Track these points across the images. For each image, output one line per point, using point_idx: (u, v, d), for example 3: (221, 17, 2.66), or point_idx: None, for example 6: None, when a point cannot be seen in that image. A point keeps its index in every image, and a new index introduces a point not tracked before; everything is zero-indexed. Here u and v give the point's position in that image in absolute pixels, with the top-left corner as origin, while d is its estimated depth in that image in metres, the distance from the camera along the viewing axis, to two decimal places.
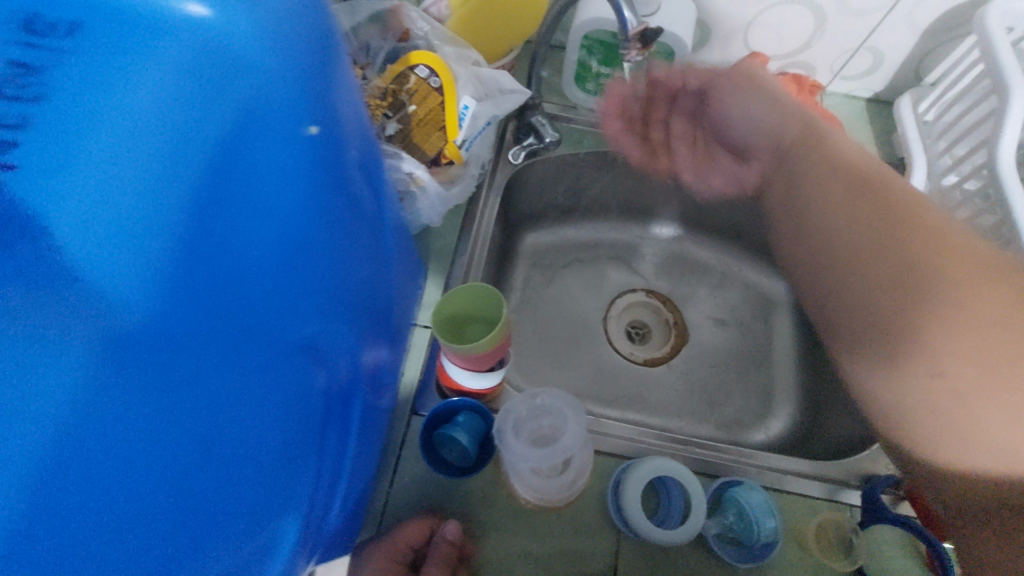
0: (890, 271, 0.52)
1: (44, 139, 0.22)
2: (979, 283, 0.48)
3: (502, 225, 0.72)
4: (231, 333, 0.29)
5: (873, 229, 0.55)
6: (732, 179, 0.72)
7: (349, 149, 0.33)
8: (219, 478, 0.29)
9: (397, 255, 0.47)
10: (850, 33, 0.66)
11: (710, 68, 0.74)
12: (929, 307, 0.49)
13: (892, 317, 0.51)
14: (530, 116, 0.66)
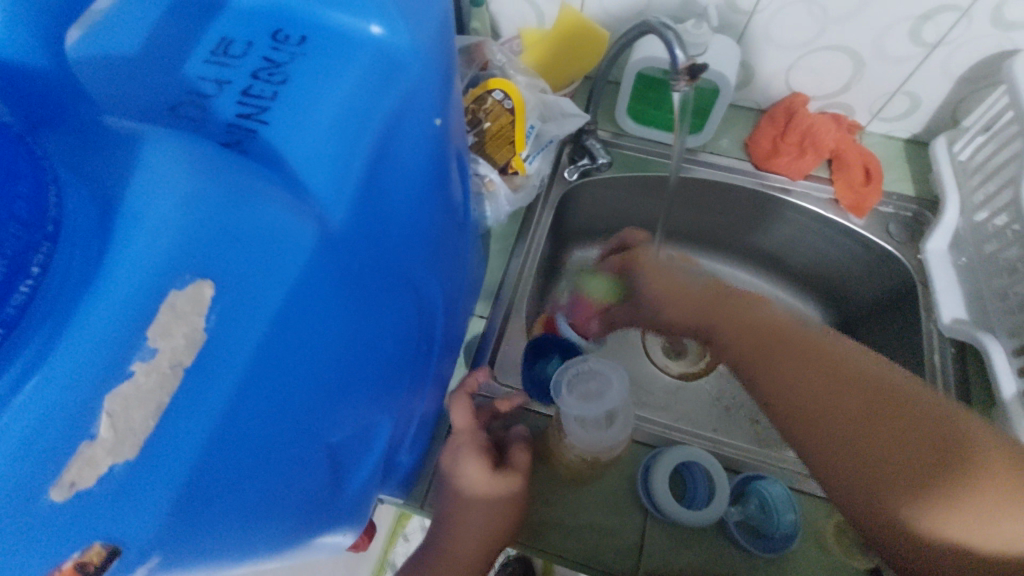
0: (790, 355, 0.45)
1: (279, 110, 0.28)
2: (837, 382, 0.42)
3: (554, 236, 0.80)
4: (373, 280, 0.34)
5: (779, 338, 0.47)
6: (770, 207, 0.78)
7: (453, 143, 0.40)
8: (351, 402, 0.33)
9: (467, 257, 0.53)
10: (888, 78, 0.72)
11: (753, 105, 0.81)
12: (785, 386, 0.44)
13: (792, 402, 0.43)
14: (586, 140, 0.76)
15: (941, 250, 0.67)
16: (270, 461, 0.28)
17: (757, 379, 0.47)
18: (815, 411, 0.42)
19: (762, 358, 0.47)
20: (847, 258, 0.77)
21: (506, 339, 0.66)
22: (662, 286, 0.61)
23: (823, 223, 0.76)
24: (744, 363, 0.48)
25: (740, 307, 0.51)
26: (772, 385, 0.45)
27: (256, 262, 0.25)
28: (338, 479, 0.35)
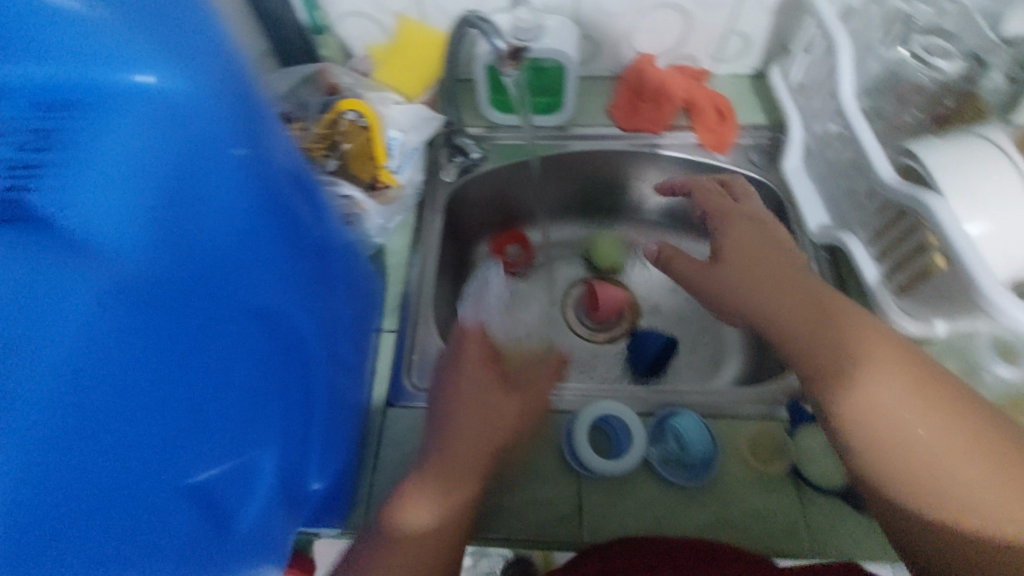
0: (808, 311, 0.46)
1: (57, 175, 0.28)
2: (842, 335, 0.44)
3: (454, 239, 0.83)
4: (203, 309, 0.35)
5: (797, 292, 0.48)
6: (646, 162, 0.83)
7: (273, 165, 0.41)
8: (206, 420, 0.35)
9: (344, 288, 0.54)
10: (714, 23, 0.78)
11: (608, 73, 0.86)
12: (788, 325, 0.46)
13: (791, 336, 0.46)
14: (456, 138, 0.78)
15: (796, 166, 0.74)
16: (128, 503, 0.29)
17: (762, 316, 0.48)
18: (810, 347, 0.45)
19: (785, 305, 0.47)
20: (724, 195, 0.83)
21: (419, 345, 0.68)
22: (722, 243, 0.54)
23: (694, 167, 0.82)
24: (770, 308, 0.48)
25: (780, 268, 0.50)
26: (783, 318, 0.47)
27: (36, 326, 0.25)
28: (217, 502, 0.36)
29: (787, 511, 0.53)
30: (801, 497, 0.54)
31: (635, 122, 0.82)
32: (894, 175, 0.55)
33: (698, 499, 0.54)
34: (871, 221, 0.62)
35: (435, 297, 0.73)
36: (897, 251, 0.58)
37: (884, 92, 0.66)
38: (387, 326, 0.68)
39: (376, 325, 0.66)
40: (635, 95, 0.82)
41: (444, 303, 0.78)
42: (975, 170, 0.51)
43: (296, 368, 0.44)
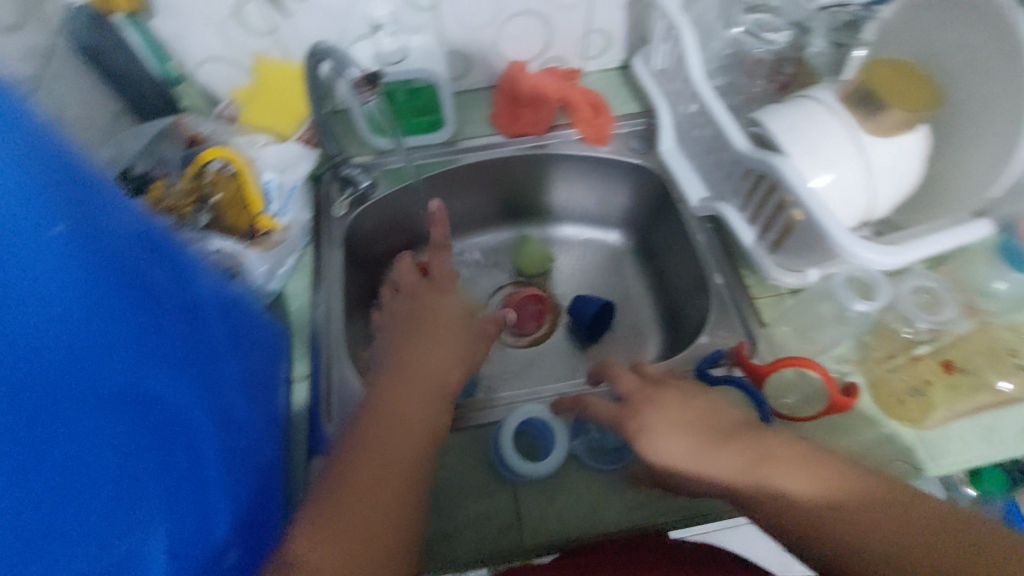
0: (715, 439, 0.45)
1: None
2: (761, 467, 0.43)
3: (361, 270, 0.82)
4: (33, 418, 0.27)
5: (706, 425, 0.46)
6: (537, 164, 0.86)
7: (94, 211, 0.34)
8: (57, 544, 0.28)
9: (229, 340, 0.53)
10: (574, 23, 0.81)
11: (485, 84, 0.88)
12: (705, 471, 0.44)
13: (707, 477, 0.44)
14: (341, 171, 0.77)
15: (672, 146, 0.78)
16: None
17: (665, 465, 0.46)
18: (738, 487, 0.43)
19: (692, 438, 0.46)
20: (614, 185, 0.88)
21: (336, 386, 0.66)
22: (651, 421, 0.48)
23: (582, 162, 0.85)
24: (682, 447, 0.45)
25: (686, 405, 0.48)
26: (698, 469, 0.44)
27: None
28: None
29: None
30: None
31: (519, 128, 0.84)
32: (748, 144, 0.60)
33: (628, 481, 0.57)
34: (740, 189, 0.66)
35: (346, 335, 0.71)
36: (765, 213, 0.63)
37: (732, 69, 0.71)
38: (298, 375, 0.66)
39: (286, 375, 0.64)
40: (514, 102, 0.85)
41: (360, 339, 0.76)
42: (813, 133, 0.54)
43: (180, 438, 0.39)
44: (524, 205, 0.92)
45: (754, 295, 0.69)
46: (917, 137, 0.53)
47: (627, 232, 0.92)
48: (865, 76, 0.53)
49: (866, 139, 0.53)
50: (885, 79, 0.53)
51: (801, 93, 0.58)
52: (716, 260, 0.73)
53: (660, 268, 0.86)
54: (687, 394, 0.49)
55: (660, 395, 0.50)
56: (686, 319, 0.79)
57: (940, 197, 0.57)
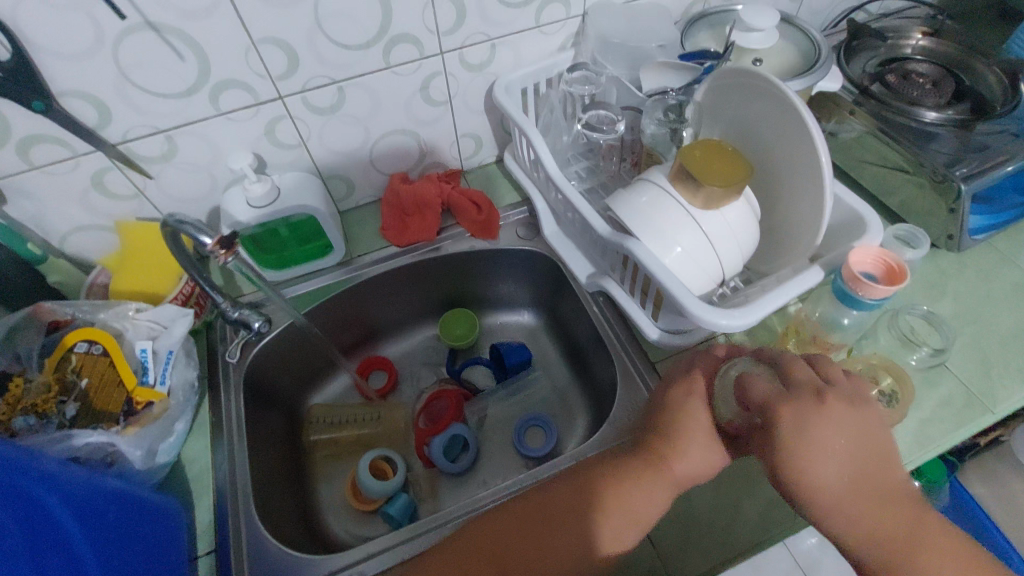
0: (880, 476, 0.47)
1: None
2: (891, 512, 0.46)
3: (271, 406, 0.80)
4: None
5: (861, 448, 0.47)
6: (434, 265, 0.88)
7: None
8: None
9: (94, 541, 0.49)
10: (441, 133, 0.86)
11: (371, 198, 0.91)
12: (834, 490, 0.46)
13: (833, 497, 0.46)
14: (232, 316, 0.71)
15: (553, 230, 0.82)
16: None
17: (809, 480, 0.46)
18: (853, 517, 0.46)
19: (834, 453, 0.46)
20: (510, 271, 0.91)
21: (248, 552, 0.61)
22: (807, 431, 0.47)
23: (475, 256, 0.88)
24: (827, 463, 0.46)
25: (846, 413, 0.47)
26: (837, 490, 0.46)
27: None
28: None
29: (644, 555, 0.58)
30: (651, 539, 0.59)
31: (407, 237, 0.86)
32: (607, 230, 0.64)
33: None
34: (617, 266, 0.70)
35: (256, 489, 0.67)
36: (640, 286, 0.67)
37: None
38: (203, 550, 0.61)
39: (186, 555, 0.59)
40: (399, 212, 0.86)
41: (277, 487, 0.72)
42: (653, 217, 0.60)
43: None
44: (430, 300, 0.93)
45: (654, 359, 0.72)
46: (740, 203, 0.60)
47: (537, 312, 0.95)
48: (686, 158, 0.59)
49: (699, 214, 0.60)
50: (701, 160, 0.59)
51: (639, 178, 0.64)
52: (614, 330, 0.76)
53: (571, 342, 0.88)
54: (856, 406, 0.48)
55: (818, 415, 0.47)
56: (602, 391, 0.80)
57: (781, 245, 0.63)
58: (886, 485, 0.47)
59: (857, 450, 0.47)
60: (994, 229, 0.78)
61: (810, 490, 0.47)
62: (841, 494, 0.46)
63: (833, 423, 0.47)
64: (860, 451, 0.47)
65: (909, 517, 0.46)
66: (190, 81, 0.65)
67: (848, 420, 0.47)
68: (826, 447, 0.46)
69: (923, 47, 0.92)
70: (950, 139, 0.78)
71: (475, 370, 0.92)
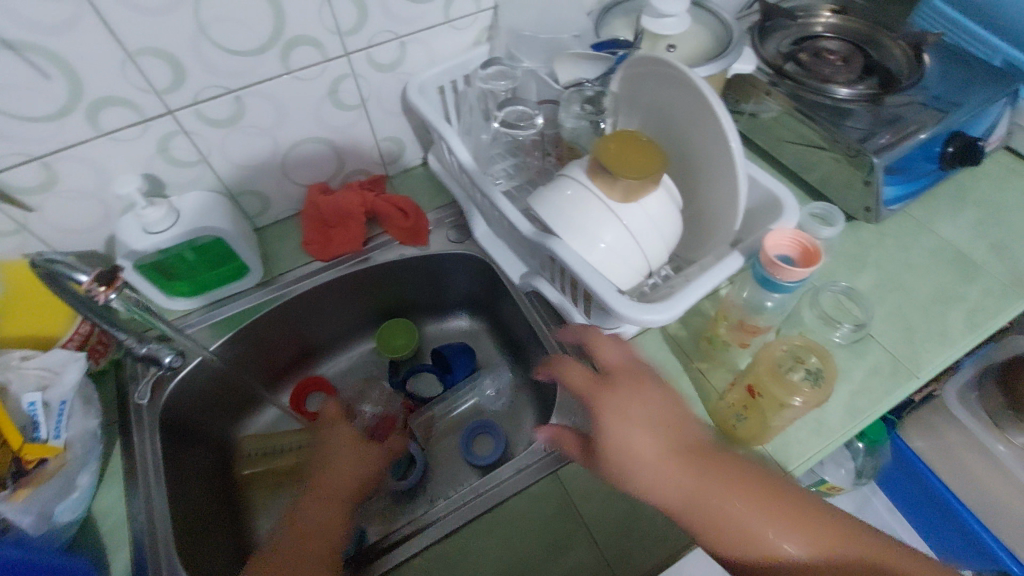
0: (675, 444, 0.49)
1: None
2: (685, 466, 0.48)
3: (196, 443, 0.74)
4: None
5: (653, 413, 0.51)
6: (364, 277, 0.84)
7: None
8: None
9: None
10: (358, 139, 0.82)
11: (291, 211, 0.86)
12: (656, 468, 0.49)
13: (642, 464, 0.49)
14: (139, 352, 0.67)
15: (484, 231, 0.79)
16: None
17: (614, 445, 0.50)
18: (672, 492, 0.47)
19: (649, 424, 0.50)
20: (445, 275, 0.88)
21: None
22: (607, 406, 0.52)
23: (407, 264, 0.85)
24: (623, 429, 0.50)
25: (632, 390, 0.53)
26: (634, 448, 0.49)
27: None
28: None
29: (591, 559, 0.57)
30: (597, 544, 0.58)
31: (332, 250, 0.81)
32: (530, 230, 0.63)
33: None
34: (545, 265, 0.68)
35: (181, 536, 0.62)
36: (569, 284, 0.65)
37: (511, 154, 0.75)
38: None
39: None
40: (321, 225, 0.82)
41: (207, 530, 0.68)
42: (571, 214, 0.59)
43: None
44: (365, 312, 0.90)
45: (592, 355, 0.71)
46: (659, 193, 0.60)
47: (478, 315, 0.93)
48: (601, 152, 0.58)
49: (618, 207, 0.58)
50: (615, 153, 0.57)
51: (558, 173, 0.63)
52: (551, 329, 0.74)
53: (513, 343, 0.87)
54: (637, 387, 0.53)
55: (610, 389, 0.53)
56: (547, 391, 0.79)
57: (704, 232, 0.63)
58: (680, 445, 0.49)
59: (642, 419, 0.51)
60: (910, 197, 0.81)
61: (607, 450, 0.50)
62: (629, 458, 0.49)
63: (622, 400, 0.52)
64: (649, 419, 0.51)
65: (708, 473, 0.48)
66: (61, 101, 0.59)
67: (634, 394, 0.52)
68: (617, 412, 0.51)
69: (833, 25, 0.94)
70: (862, 113, 0.79)
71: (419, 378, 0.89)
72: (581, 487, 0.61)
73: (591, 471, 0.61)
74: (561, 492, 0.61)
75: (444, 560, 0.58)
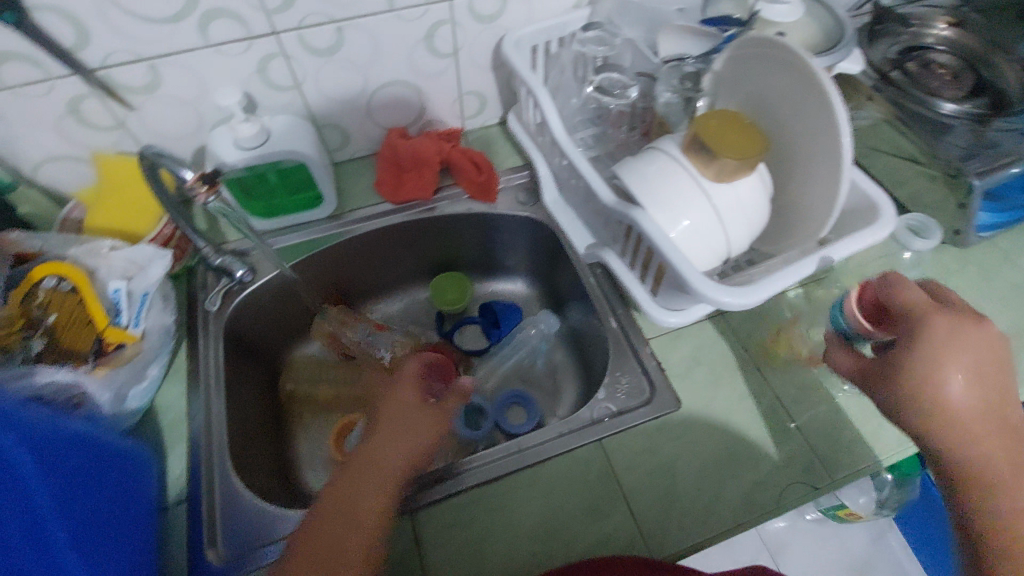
0: (998, 417, 0.46)
1: None
2: (1014, 444, 0.46)
3: (251, 357, 0.77)
4: None
5: (991, 375, 0.46)
6: (428, 226, 0.85)
7: None
8: None
9: (56, 485, 0.48)
10: (444, 87, 0.82)
11: (366, 152, 0.87)
12: (969, 428, 0.46)
13: (980, 437, 0.46)
14: (213, 263, 0.69)
15: (555, 197, 0.79)
16: None
17: (944, 399, 0.45)
18: (987, 443, 0.46)
19: (972, 369, 0.45)
20: (506, 237, 0.88)
21: (222, 504, 0.59)
22: (951, 347, 0.45)
23: (472, 220, 0.85)
24: (956, 385, 0.45)
25: (974, 336, 0.46)
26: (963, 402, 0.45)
27: None
28: None
29: (624, 530, 0.57)
30: (634, 513, 0.58)
31: (403, 195, 0.82)
32: (612, 198, 0.62)
33: (543, 550, 0.56)
34: (618, 237, 0.68)
35: (233, 440, 0.65)
36: (642, 259, 0.65)
37: None
38: (175, 499, 0.59)
39: (155, 502, 0.57)
40: (396, 168, 0.83)
41: (253, 439, 0.70)
42: (660, 186, 0.58)
43: None
44: (422, 261, 0.91)
45: (649, 336, 0.70)
46: (753, 178, 0.58)
47: (531, 282, 0.93)
48: (699, 127, 0.57)
49: (710, 187, 0.57)
50: (717, 131, 0.56)
51: (651, 146, 0.62)
52: (609, 303, 0.74)
53: (563, 315, 0.86)
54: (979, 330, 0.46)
55: (963, 335, 0.45)
56: (593, 365, 0.79)
57: (790, 226, 0.61)
58: (1006, 429, 0.46)
59: (966, 373, 0.45)
60: (995, 228, 0.77)
61: (932, 403, 0.46)
62: (944, 402, 0.46)
63: (960, 348, 0.45)
64: (970, 372, 0.45)
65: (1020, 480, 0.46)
66: (178, 5, 0.60)
67: (971, 339, 0.45)
68: (954, 356, 0.45)
69: (946, 37, 0.89)
70: (966, 133, 0.75)
71: (466, 332, 0.90)
72: (623, 458, 0.61)
73: (635, 445, 0.62)
74: (601, 460, 0.61)
75: (475, 505, 0.59)
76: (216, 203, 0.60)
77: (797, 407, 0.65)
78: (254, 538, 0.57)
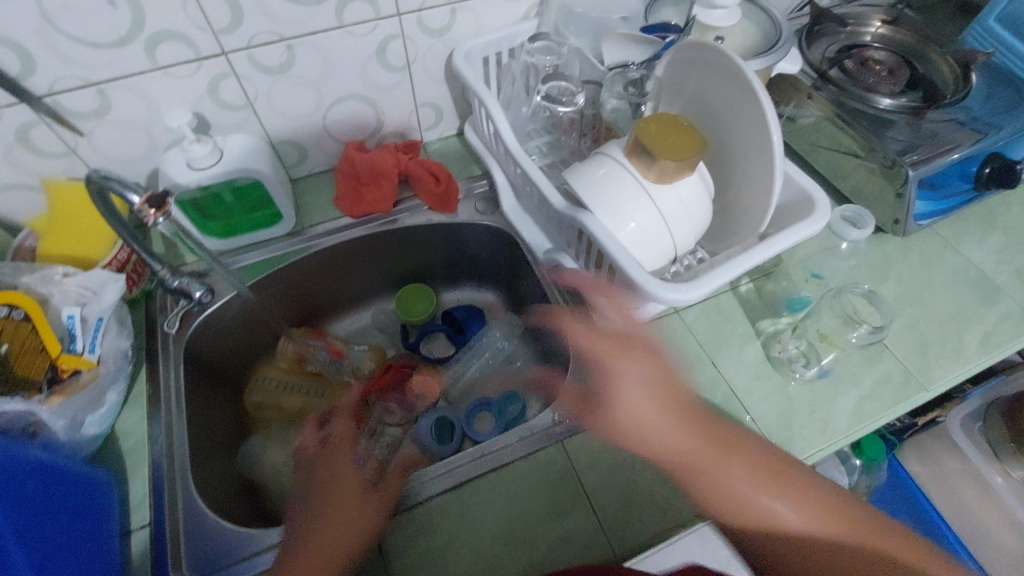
0: (678, 417, 0.59)
1: None
2: (693, 425, 0.59)
3: (214, 378, 0.77)
4: None
5: (663, 388, 0.60)
6: (389, 239, 0.86)
7: None
8: None
9: (15, 512, 0.48)
10: (400, 100, 0.84)
11: (326, 167, 0.88)
12: (661, 425, 0.59)
13: (644, 423, 0.59)
14: (171, 285, 0.69)
15: (512, 205, 0.80)
16: None
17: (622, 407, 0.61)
18: (683, 438, 0.58)
19: (647, 383, 0.60)
20: (468, 245, 0.89)
21: (186, 527, 0.59)
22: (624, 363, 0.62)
23: (432, 231, 0.86)
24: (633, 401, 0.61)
25: (646, 358, 0.62)
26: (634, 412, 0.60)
27: None
28: None
29: (586, 526, 0.59)
30: (595, 510, 0.59)
31: (362, 208, 0.83)
32: (562, 203, 0.64)
33: (508, 553, 0.57)
34: (572, 240, 0.69)
35: (195, 461, 0.65)
36: (594, 261, 0.66)
37: None
38: (137, 524, 0.58)
39: (117, 528, 0.57)
40: (355, 181, 0.83)
41: (218, 460, 0.70)
42: (605, 189, 0.60)
43: None
44: (386, 273, 0.91)
45: (609, 335, 0.71)
46: (693, 179, 0.60)
47: (496, 289, 0.94)
48: (640, 131, 0.58)
49: (653, 189, 0.59)
50: (656, 134, 0.58)
51: (597, 151, 0.64)
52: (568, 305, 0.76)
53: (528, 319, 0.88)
54: (653, 356, 0.62)
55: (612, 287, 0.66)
56: (558, 368, 0.80)
57: (733, 223, 0.64)
58: (693, 421, 0.59)
59: (648, 387, 0.61)
60: (939, 215, 0.81)
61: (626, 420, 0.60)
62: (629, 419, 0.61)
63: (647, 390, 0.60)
64: (651, 387, 0.60)
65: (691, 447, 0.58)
66: (124, 30, 0.61)
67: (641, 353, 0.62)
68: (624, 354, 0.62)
69: (881, 35, 0.94)
70: (904, 125, 0.78)
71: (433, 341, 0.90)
72: (584, 457, 0.63)
73: (595, 444, 0.63)
74: (563, 460, 0.63)
75: (439, 513, 0.60)
76: (165, 224, 0.60)
77: (750, 396, 0.67)
78: (216, 557, 0.57)
